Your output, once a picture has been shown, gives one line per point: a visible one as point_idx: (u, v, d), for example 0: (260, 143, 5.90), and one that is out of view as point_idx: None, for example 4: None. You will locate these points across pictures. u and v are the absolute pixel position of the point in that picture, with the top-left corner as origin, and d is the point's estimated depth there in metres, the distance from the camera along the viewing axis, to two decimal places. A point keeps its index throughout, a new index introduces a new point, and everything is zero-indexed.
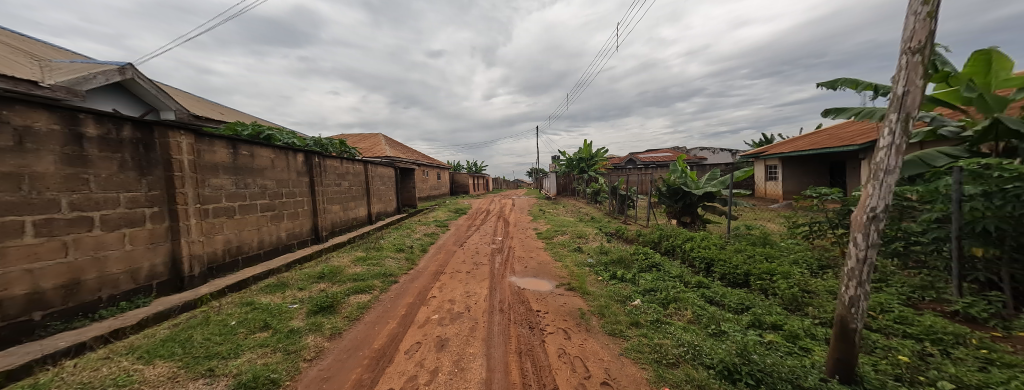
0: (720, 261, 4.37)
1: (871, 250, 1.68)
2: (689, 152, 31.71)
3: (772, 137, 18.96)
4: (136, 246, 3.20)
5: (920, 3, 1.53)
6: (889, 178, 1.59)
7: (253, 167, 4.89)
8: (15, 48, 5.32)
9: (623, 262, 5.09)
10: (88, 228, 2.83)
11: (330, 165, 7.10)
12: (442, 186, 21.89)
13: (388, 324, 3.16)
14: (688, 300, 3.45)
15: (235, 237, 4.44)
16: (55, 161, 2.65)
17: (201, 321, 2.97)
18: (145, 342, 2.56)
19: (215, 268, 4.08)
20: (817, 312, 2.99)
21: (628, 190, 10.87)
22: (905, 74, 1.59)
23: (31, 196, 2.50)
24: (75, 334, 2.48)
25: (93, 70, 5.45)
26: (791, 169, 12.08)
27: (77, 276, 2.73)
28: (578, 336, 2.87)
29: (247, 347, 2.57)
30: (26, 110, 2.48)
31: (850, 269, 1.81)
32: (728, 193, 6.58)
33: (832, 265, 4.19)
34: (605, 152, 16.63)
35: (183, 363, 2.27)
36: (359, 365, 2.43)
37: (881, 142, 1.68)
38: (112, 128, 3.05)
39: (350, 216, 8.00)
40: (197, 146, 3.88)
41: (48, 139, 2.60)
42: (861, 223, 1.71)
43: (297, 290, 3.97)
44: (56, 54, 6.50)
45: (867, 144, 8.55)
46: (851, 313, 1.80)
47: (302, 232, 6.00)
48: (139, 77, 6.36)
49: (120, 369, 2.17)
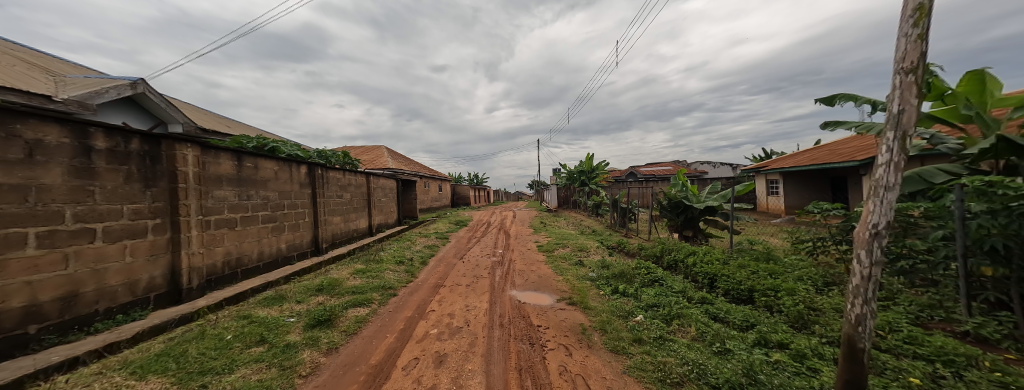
0: (723, 276, 4.33)
1: (876, 267, 1.67)
2: (690, 166, 31.75)
3: (773, 152, 19.06)
4: (136, 258, 3.19)
5: (911, 26, 1.57)
6: (890, 194, 1.59)
7: (257, 178, 4.92)
8: (30, 64, 5.46)
9: (625, 276, 5.02)
10: (90, 240, 2.84)
11: (332, 177, 7.14)
12: (443, 198, 21.93)
13: (386, 339, 3.10)
14: (691, 316, 3.39)
15: (235, 249, 4.43)
16: (63, 173, 2.68)
17: (196, 335, 2.93)
18: (139, 357, 2.52)
19: (214, 280, 4.06)
20: (823, 330, 2.93)
21: (629, 203, 10.85)
22: (899, 93, 1.61)
23: (37, 208, 2.51)
24: (69, 349, 2.45)
25: (105, 85, 5.59)
26: (793, 184, 12.09)
27: (75, 288, 2.71)
28: (580, 353, 2.81)
29: (242, 362, 2.52)
30: (38, 123, 2.53)
31: (855, 287, 1.79)
32: (730, 207, 6.54)
33: (837, 283, 4.13)
34: (606, 165, 16.70)
35: (176, 379, 2.23)
36: (355, 381, 2.37)
37: (880, 158, 1.68)
38: (121, 141, 3.09)
39: (351, 228, 7.99)
40: (203, 158, 3.92)
41: (57, 152, 2.63)
42: (864, 240, 1.70)
43: (295, 303, 3.94)
44: (70, 69, 6.69)
45: (867, 161, 8.56)
46: (859, 332, 1.76)
47: (302, 244, 5.98)
48: (150, 92, 6.51)
49: (113, 384, 2.12)
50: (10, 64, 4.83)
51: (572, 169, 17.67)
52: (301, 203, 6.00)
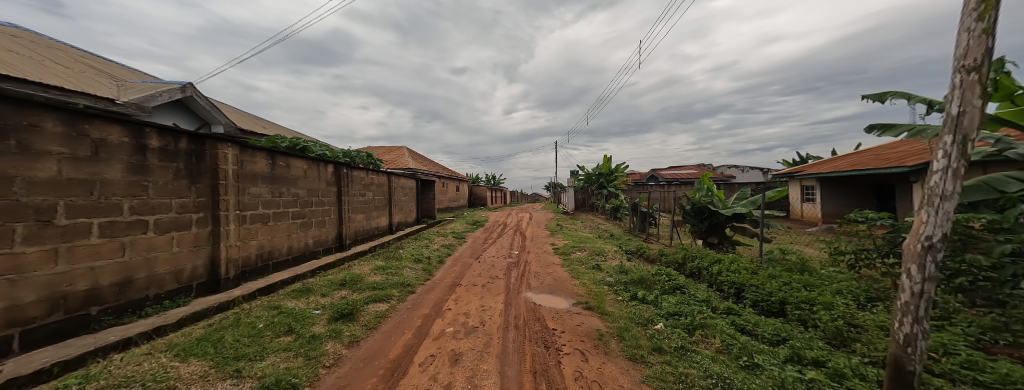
0: (752, 286, 4.13)
1: (928, 283, 1.55)
2: (716, 169, 30.47)
3: (807, 156, 18.02)
4: (182, 248, 3.45)
5: (974, 19, 1.44)
6: (946, 204, 1.48)
7: (288, 177, 5.18)
8: (96, 70, 6.02)
9: (644, 282, 4.88)
10: (143, 231, 3.09)
11: (356, 176, 7.41)
12: (460, 198, 22.19)
13: (403, 335, 3.17)
14: (716, 327, 3.25)
15: (267, 243, 4.68)
16: (122, 169, 2.92)
17: (233, 322, 3.12)
18: (183, 340, 2.72)
19: (248, 271, 4.31)
20: (865, 349, 2.71)
21: (650, 207, 10.55)
22: (959, 93, 1.49)
23: (100, 200, 2.75)
24: (124, 330, 2.67)
25: (159, 89, 6.08)
26: (830, 191, 11.39)
27: (129, 275, 2.96)
28: (597, 359, 2.76)
29: (271, 350, 2.65)
30: (103, 124, 2.78)
31: (903, 304, 1.68)
32: (760, 214, 6.21)
33: (881, 298, 3.82)
34: (625, 168, 16.37)
35: (214, 363, 2.38)
36: (374, 374, 2.44)
37: (936, 164, 1.57)
38: (171, 141, 3.35)
39: (372, 226, 8.25)
40: (240, 157, 4.18)
41: (118, 150, 2.88)
42: (916, 253, 1.59)
43: (320, 296, 4.11)
44: (130, 74, 7.34)
45: (918, 167, 7.86)
46: (907, 353, 1.65)
47: (327, 240, 6.23)
48: (197, 95, 7.02)
49: (160, 365, 2.30)
50: (80, 71, 5.34)
51: (591, 171, 17.40)
52: (327, 200, 6.25)
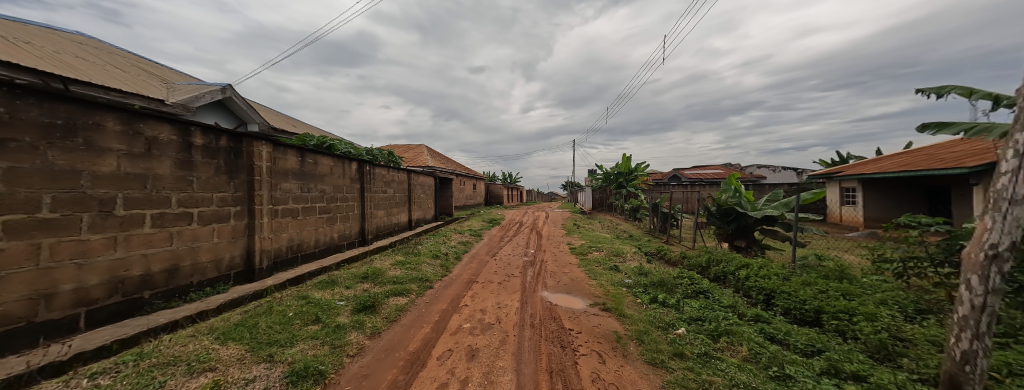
0: (782, 293, 3.91)
1: (993, 295, 1.50)
2: (744, 169, 29.15)
3: (847, 155, 16.85)
4: (221, 239, 3.69)
5: None
6: (1016, 210, 1.41)
7: (316, 173, 5.42)
8: (149, 73, 6.52)
9: (665, 285, 4.74)
10: (188, 222, 3.32)
11: (378, 173, 7.63)
12: (477, 196, 22.37)
13: (422, 329, 3.25)
14: (743, 335, 3.11)
15: (297, 236, 4.92)
16: (171, 164, 3.15)
17: (265, 310, 3.31)
18: (222, 325, 2.91)
19: (279, 262, 4.54)
20: (913, 366, 2.50)
21: (671, 208, 10.21)
22: None
23: (153, 193, 2.99)
24: (172, 313, 2.90)
25: (203, 90, 6.52)
26: (874, 193, 10.59)
27: (176, 262, 3.20)
28: (614, 362, 2.71)
29: (300, 338, 2.79)
30: (155, 123, 3.01)
31: (961, 317, 1.63)
32: (793, 217, 5.86)
33: (932, 311, 3.51)
34: (646, 167, 15.91)
35: (250, 347, 2.53)
36: (394, 365, 2.52)
37: (1004, 166, 1.48)
38: (213, 138, 3.58)
39: (393, 222, 8.47)
40: (273, 154, 4.41)
41: (167, 147, 3.11)
42: (979, 264, 1.54)
43: (344, 288, 4.28)
44: (177, 77, 7.90)
45: (979, 168, 7.15)
46: (965, 370, 1.58)
47: (351, 234, 6.46)
48: (235, 96, 7.46)
49: (202, 347, 2.47)
50: (135, 74, 5.81)
51: (610, 170, 17.03)
52: (351, 196, 6.48)
